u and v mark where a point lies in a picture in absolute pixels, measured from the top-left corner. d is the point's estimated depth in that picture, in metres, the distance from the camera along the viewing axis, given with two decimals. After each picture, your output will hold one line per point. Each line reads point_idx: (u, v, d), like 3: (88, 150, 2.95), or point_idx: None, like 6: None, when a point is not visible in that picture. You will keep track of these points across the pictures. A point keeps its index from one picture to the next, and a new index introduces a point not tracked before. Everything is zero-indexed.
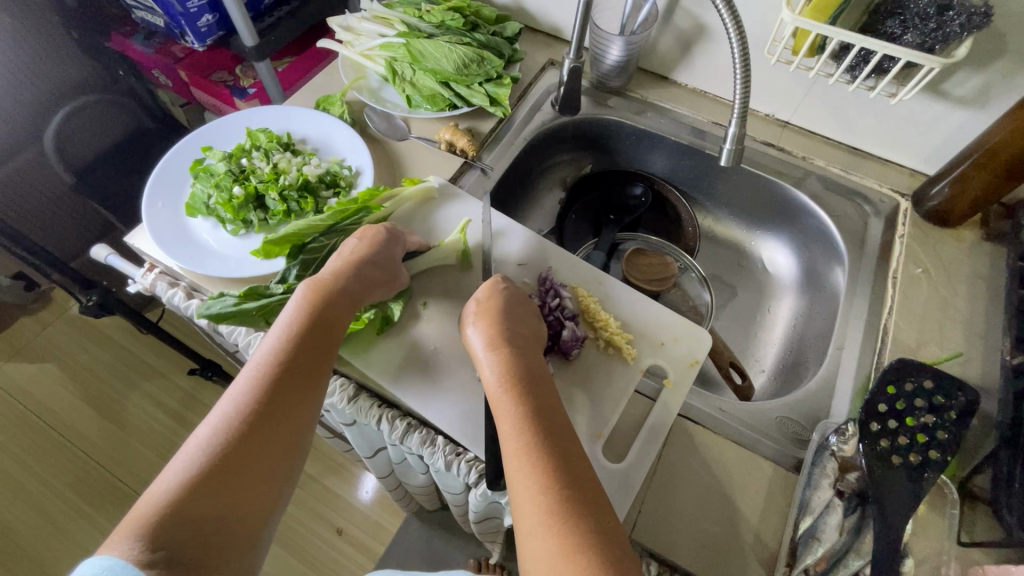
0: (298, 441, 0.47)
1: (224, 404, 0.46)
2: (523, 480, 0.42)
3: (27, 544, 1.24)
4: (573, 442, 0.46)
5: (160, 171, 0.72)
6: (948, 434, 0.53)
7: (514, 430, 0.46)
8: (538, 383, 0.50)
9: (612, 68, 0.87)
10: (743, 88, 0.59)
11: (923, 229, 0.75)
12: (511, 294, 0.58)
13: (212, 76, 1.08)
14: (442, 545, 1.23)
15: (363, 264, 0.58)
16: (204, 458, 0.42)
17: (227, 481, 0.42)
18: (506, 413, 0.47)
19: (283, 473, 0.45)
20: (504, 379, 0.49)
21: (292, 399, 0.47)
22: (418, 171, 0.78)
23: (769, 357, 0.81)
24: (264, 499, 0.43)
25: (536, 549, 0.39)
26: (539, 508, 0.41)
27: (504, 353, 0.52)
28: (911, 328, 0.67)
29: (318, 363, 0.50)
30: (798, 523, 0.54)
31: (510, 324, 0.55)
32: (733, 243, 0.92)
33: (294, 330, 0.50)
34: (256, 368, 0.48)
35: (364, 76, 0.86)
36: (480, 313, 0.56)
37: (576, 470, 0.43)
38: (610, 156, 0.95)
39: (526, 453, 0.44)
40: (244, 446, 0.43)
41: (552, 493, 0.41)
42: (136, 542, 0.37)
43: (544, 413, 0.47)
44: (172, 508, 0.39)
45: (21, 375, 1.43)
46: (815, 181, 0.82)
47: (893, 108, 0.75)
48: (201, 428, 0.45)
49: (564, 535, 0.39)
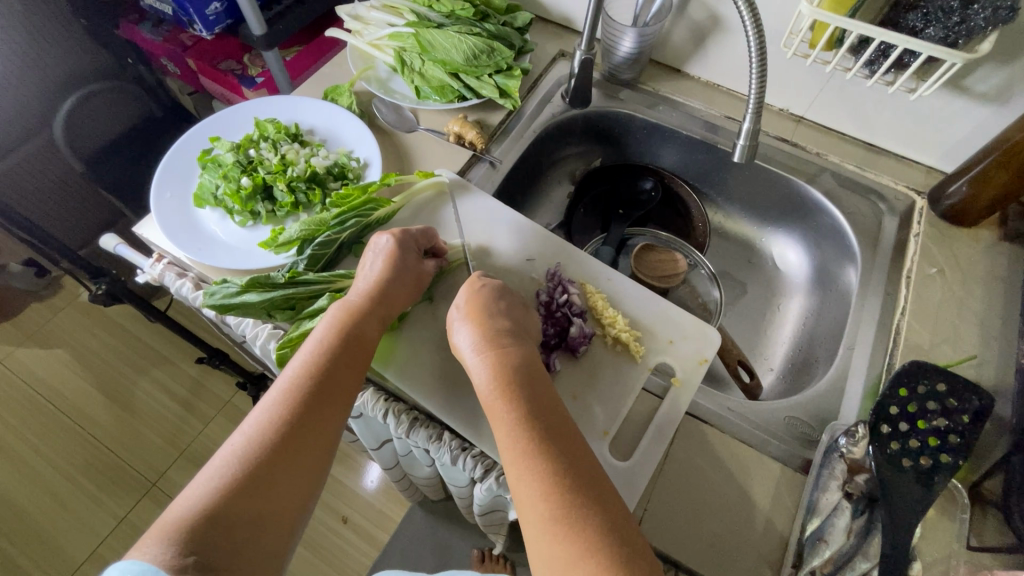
0: (328, 450, 0.47)
1: (254, 416, 0.46)
2: (526, 483, 0.42)
3: (40, 525, 1.27)
4: (577, 442, 0.46)
5: (169, 161, 0.72)
6: (960, 439, 0.52)
7: (512, 435, 0.45)
8: (536, 382, 0.49)
9: (624, 61, 0.86)
10: (759, 83, 0.58)
11: (939, 228, 0.74)
12: (493, 291, 0.57)
13: (221, 65, 1.08)
14: (446, 534, 1.24)
15: (394, 276, 0.58)
16: (234, 468, 0.43)
17: (256, 490, 0.42)
18: (502, 416, 0.47)
19: (312, 481, 0.45)
20: (496, 382, 0.49)
21: (322, 411, 0.47)
22: (426, 163, 0.78)
23: (778, 356, 0.80)
24: (293, 508, 0.43)
25: (544, 551, 0.40)
26: (543, 510, 0.41)
27: (496, 354, 0.51)
28: (924, 329, 0.66)
29: (351, 378, 0.50)
30: (805, 525, 0.53)
31: (499, 321, 0.54)
32: (743, 240, 0.91)
33: (325, 345, 0.51)
34: (286, 381, 0.48)
35: (373, 66, 0.85)
36: (467, 316, 0.55)
37: (583, 471, 0.43)
38: (621, 149, 0.94)
39: (526, 457, 0.44)
40: (273, 457, 0.44)
41: (557, 499, 0.41)
42: (167, 547, 0.38)
43: (542, 412, 0.47)
44: (205, 514, 0.40)
45: (33, 360, 1.44)
46: (829, 177, 0.80)
47: (912, 104, 0.73)
48: (231, 437, 0.45)
49: (573, 539, 0.39)
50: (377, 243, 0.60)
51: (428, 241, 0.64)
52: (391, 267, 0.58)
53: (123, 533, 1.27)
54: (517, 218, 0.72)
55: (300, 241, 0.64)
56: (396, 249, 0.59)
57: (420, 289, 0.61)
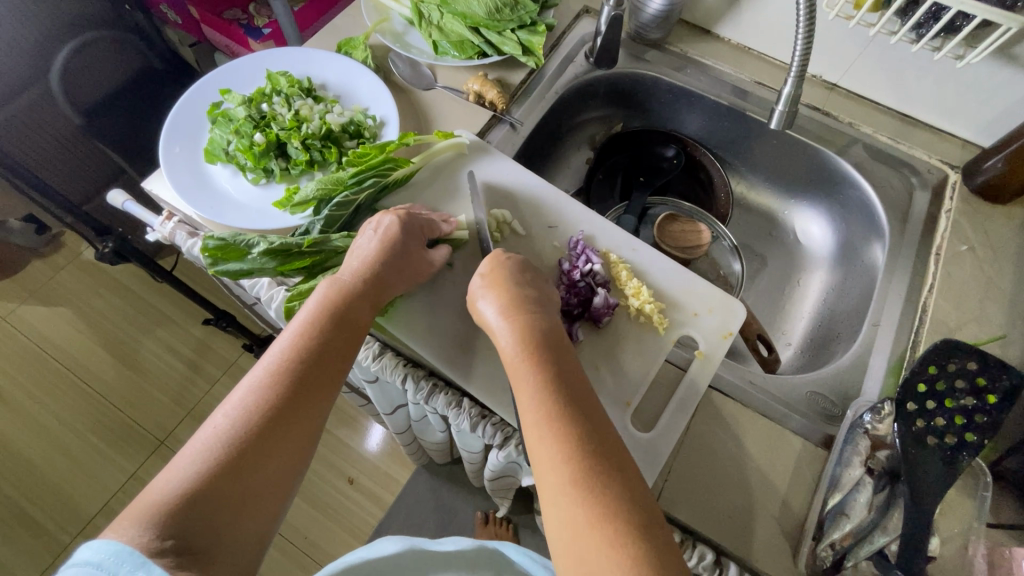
0: (315, 433, 0.46)
1: (238, 395, 0.44)
2: (546, 447, 0.40)
3: (50, 478, 1.29)
4: (601, 414, 0.43)
5: (178, 113, 0.69)
6: (988, 418, 0.51)
7: (533, 401, 0.43)
8: (558, 352, 0.48)
9: (652, 19, 0.81)
10: (805, 45, 0.54)
11: (971, 204, 0.71)
12: (517, 263, 0.56)
13: (225, 14, 1.03)
14: (451, 496, 1.27)
15: (389, 257, 0.56)
16: (218, 450, 0.41)
17: (239, 472, 0.41)
18: (527, 381, 0.45)
19: (297, 466, 0.44)
20: (521, 348, 0.47)
21: (310, 395, 0.46)
22: (446, 123, 0.75)
23: (797, 331, 0.79)
24: (277, 491, 0.42)
25: (561, 517, 0.37)
26: (563, 474, 0.39)
27: (520, 321, 0.49)
28: (952, 308, 0.65)
29: (340, 361, 0.49)
30: (827, 499, 0.53)
31: (523, 291, 0.53)
32: (767, 212, 0.89)
33: (316, 326, 0.49)
34: (272, 361, 0.47)
35: (388, 18, 0.81)
36: (489, 286, 0.53)
37: (604, 439, 0.41)
38: (643, 115, 0.91)
39: (547, 423, 0.41)
40: (257, 439, 0.42)
41: (575, 462, 0.39)
42: (146, 528, 0.37)
43: (565, 381, 0.45)
44: (185, 496, 0.39)
45: (37, 317, 1.44)
46: (860, 148, 0.78)
47: (956, 73, 0.70)
48: (213, 417, 0.44)
49: (591, 502, 0.37)
50: (377, 223, 0.58)
51: (429, 224, 0.61)
52: (387, 247, 0.56)
53: (133, 488, 1.29)
54: (537, 184, 0.69)
55: (316, 201, 0.62)
56: (398, 231, 0.57)
57: (422, 278, 0.59)
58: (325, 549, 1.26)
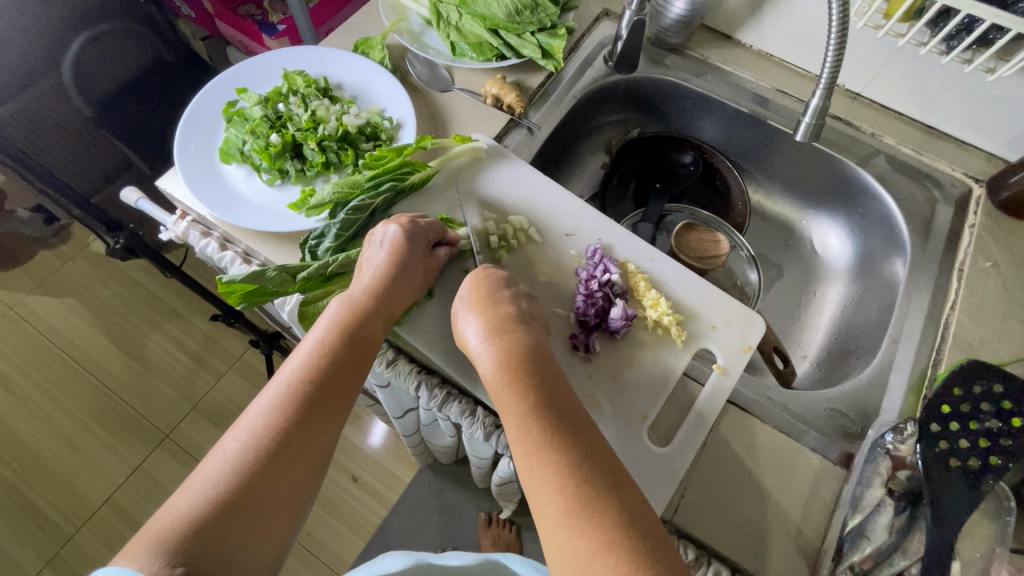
0: (325, 456, 0.45)
1: (248, 420, 0.44)
2: (538, 473, 0.40)
3: (55, 469, 1.29)
4: (595, 435, 0.43)
5: (193, 111, 0.69)
6: (1013, 441, 0.50)
7: (522, 426, 0.42)
8: (544, 371, 0.47)
9: (673, 24, 0.80)
10: (835, 57, 0.53)
11: (996, 219, 0.70)
12: (496, 279, 0.55)
13: (239, 9, 1.03)
14: (455, 498, 1.27)
15: (400, 270, 0.54)
16: (228, 475, 0.41)
17: (250, 500, 0.40)
18: (512, 409, 0.44)
19: (307, 492, 0.44)
20: (503, 374, 0.46)
21: (321, 419, 0.45)
22: (462, 126, 0.74)
23: (813, 344, 0.78)
24: (289, 517, 0.42)
25: (561, 547, 0.37)
26: (558, 505, 0.38)
27: (503, 343, 0.48)
28: (975, 326, 0.64)
29: (351, 381, 0.48)
30: (847, 520, 0.52)
31: (505, 309, 0.52)
32: (784, 222, 0.88)
33: (326, 345, 0.48)
34: (282, 384, 0.46)
35: (406, 18, 0.80)
36: (470, 305, 0.52)
37: (604, 465, 0.40)
38: (661, 120, 0.89)
39: (538, 452, 0.41)
40: (268, 467, 0.42)
41: (571, 492, 0.38)
42: (157, 556, 0.36)
43: (556, 404, 0.44)
44: (197, 524, 0.38)
45: (44, 308, 1.44)
46: (883, 160, 0.77)
47: (984, 86, 0.69)
48: (224, 441, 0.43)
49: (593, 533, 0.37)
50: (383, 232, 0.56)
51: (437, 233, 0.60)
52: (398, 259, 0.55)
53: (138, 481, 1.29)
54: (554, 190, 0.69)
55: (333, 204, 0.61)
56: (404, 239, 0.56)
57: (427, 283, 0.58)
58: (328, 547, 1.26)
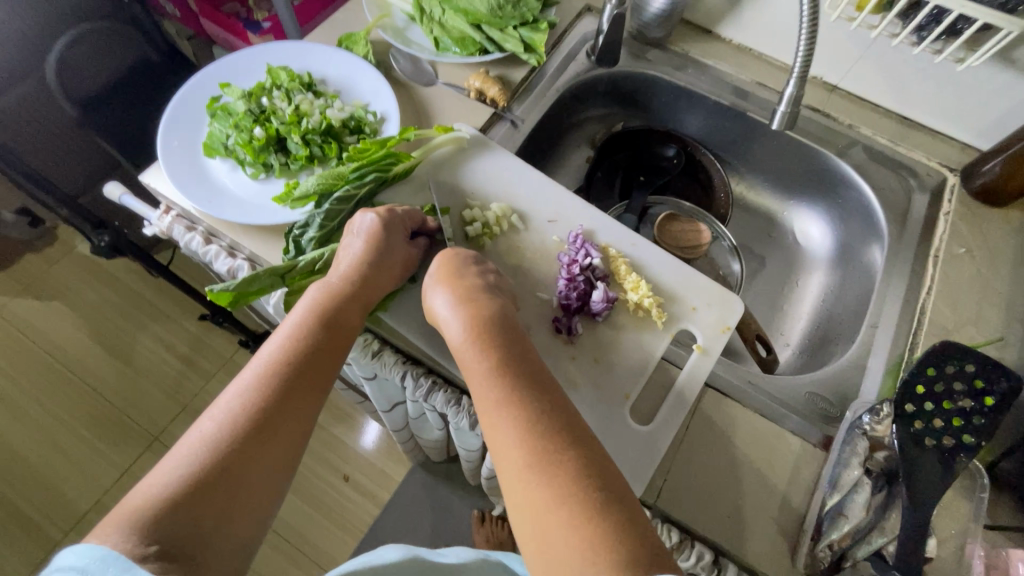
0: (303, 438, 0.45)
1: (224, 401, 0.44)
2: (497, 423, 0.41)
3: (41, 472, 1.28)
4: (558, 393, 0.44)
5: (176, 106, 0.69)
6: (984, 420, 0.51)
7: (485, 386, 0.43)
8: (510, 335, 0.47)
9: (654, 18, 0.81)
10: (807, 46, 0.54)
11: (970, 207, 0.72)
12: (468, 256, 0.55)
13: (224, 7, 1.03)
14: (446, 496, 1.27)
15: (377, 256, 0.55)
16: (204, 456, 0.41)
17: (227, 479, 0.40)
18: (477, 371, 0.45)
19: (285, 473, 0.44)
20: (470, 337, 0.47)
21: (298, 400, 0.45)
22: (446, 119, 0.74)
23: (795, 332, 0.80)
24: (266, 496, 0.42)
25: (522, 499, 0.38)
26: (517, 459, 0.39)
27: (469, 309, 0.49)
28: (949, 310, 0.65)
29: (328, 364, 0.48)
30: (826, 500, 0.53)
31: (472, 280, 0.52)
32: (766, 213, 0.89)
33: (303, 329, 0.49)
34: (258, 367, 0.46)
35: (389, 14, 0.80)
36: (439, 278, 0.53)
37: (567, 422, 0.41)
38: (644, 115, 0.91)
39: (501, 407, 0.42)
40: (244, 446, 0.42)
41: (530, 445, 0.39)
42: (131, 534, 0.36)
43: (520, 366, 0.45)
44: (171, 503, 0.38)
45: (30, 311, 1.43)
46: (860, 150, 0.78)
47: (955, 76, 0.70)
48: (200, 423, 0.43)
49: (549, 481, 0.38)
50: (362, 221, 0.56)
51: (416, 222, 0.61)
52: (376, 247, 0.55)
53: (126, 484, 1.28)
54: (535, 177, 0.69)
55: (317, 195, 0.61)
56: (381, 228, 0.56)
57: (406, 273, 0.59)
58: (319, 547, 1.26)
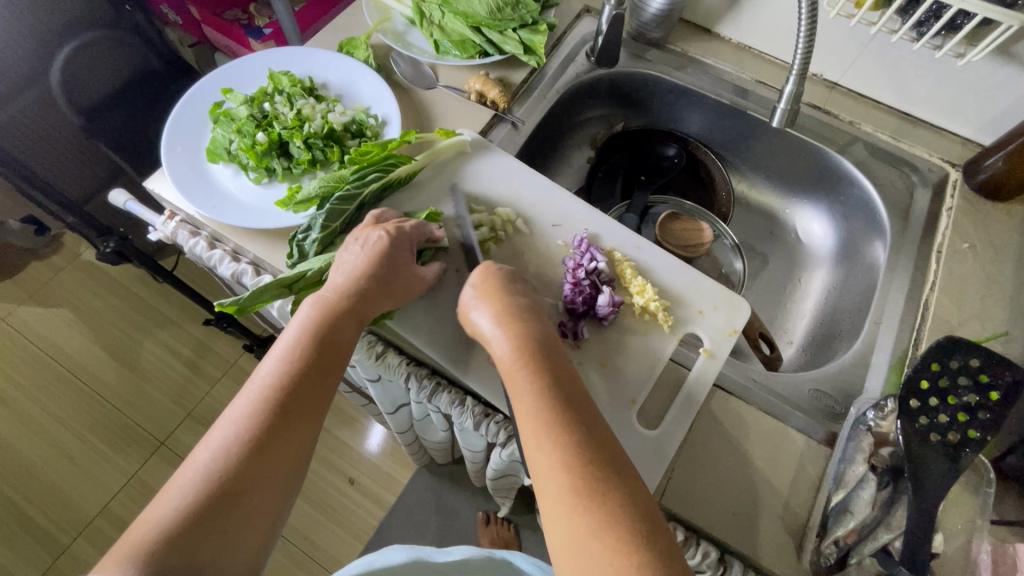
0: (300, 457, 0.45)
1: (221, 426, 0.44)
2: (541, 450, 0.41)
3: (49, 479, 1.28)
4: (599, 421, 0.43)
5: (180, 112, 0.69)
6: (989, 415, 0.50)
7: (532, 407, 0.43)
8: (556, 358, 0.48)
9: (653, 18, 0.82)
10: (806, 43, 0.54)
11: (972, 202, 0.71)
12: (508, 273, 0.56)
13: (226, 14, 1.04)
14: (452, 498, 1.27)
15: (373, 270, 0.55)
16: (202, 483, 0.41)
17: (226, 506, 0.41)
18: (525, 391, 0.44)
19: (283, 494, 0.44)
20: (518, 357, 0.47)
21: (295, 422, 0.45)
22: (447, 122, 0.75)
23: (799, 330, 0.79)
24: (266, 519, 0.42)
25: (563, 527, 0.37)
26: (563, 482, 0.38)
27: (516, 329, 0.49)
28: (954, 305, 0.65)
29: (324, 383, 0.48)
30: (831, 497, 0.53)
31: (518, 300, 0.53)
32: (768, 211, 0.89)
33: (299, 347, 0.48)
34: (255, 390, 0.46)
35: (390, 18, 0.81)
36: (482, 295, 0.53)
37: (608, 448, 0.41)
38: (644, 114, 0.91)
39: (546, 431, 0.41)
40: (242, 472, 0.42)
41: (576, 471, 0.39)
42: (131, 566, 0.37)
43: (565, 388, 0.45)
44: (171, 535, 0.38)
45: (36, 319, 1.44)
46: (861, 146, 0.78)
47: (956, 71, 0.70)
48: (197, 449, 0.43)
49: (595, 507, 0.37)
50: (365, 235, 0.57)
51: (423, 234, 0.60)
52: (371, 261, 0.55)
53: (133, 489, 1.29)
54: (539, 182, 0.69)
55: (319, 199, 0.62)
56: (378, 241, 0.56)
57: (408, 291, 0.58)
58: (325, 550, 1.26)
